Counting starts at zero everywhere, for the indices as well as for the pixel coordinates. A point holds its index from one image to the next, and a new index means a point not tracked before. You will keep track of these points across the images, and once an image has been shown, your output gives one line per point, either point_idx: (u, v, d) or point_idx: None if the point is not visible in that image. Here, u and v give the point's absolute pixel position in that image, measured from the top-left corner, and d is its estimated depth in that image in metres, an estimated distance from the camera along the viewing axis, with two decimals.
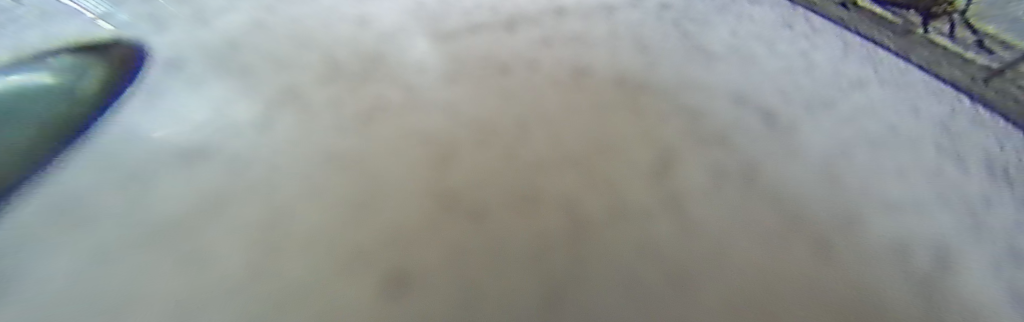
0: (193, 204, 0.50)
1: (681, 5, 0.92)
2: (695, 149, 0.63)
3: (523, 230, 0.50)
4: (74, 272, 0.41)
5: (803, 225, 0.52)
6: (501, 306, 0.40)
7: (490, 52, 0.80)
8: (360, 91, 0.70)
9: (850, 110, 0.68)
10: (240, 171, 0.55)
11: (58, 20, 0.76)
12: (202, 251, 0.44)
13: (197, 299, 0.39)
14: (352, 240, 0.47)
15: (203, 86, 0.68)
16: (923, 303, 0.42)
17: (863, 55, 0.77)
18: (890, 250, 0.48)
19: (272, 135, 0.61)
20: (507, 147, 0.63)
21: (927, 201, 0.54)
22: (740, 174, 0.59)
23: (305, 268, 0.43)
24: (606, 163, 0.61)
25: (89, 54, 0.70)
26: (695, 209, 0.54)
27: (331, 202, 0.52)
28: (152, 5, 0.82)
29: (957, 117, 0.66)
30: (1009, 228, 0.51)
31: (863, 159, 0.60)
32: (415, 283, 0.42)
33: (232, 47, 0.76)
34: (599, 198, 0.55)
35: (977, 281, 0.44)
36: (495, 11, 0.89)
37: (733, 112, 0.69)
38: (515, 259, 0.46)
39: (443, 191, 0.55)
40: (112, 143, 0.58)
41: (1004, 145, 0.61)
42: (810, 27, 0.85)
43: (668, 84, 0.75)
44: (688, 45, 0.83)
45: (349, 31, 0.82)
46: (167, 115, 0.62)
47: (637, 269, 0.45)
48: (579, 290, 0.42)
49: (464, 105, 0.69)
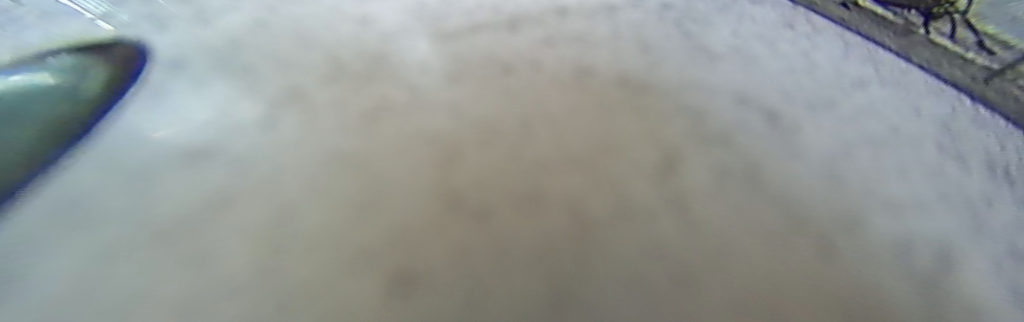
0: (194, 205, 0.50)
1: (682, 5, 0.92)
2: (697, 149, 0.63)
3: (528, 230, 0.50)
4: (77, 273, 0.41)
5: (804, 225, 0.52)
6: (506, 306, 0.40)
7: (491, 52, 0.80)
8: (363, 91, 0.70)
9: (851, 110, 0.69)
10: (240, 171, 0.55)
11: (59, 20, 0.75)
12: (205, 252, 0.44)
13: (201, 299, 0.39)
14: (356, 241, 0.47)
15: (204, 86, 0.67)
16: (925, 302, 0.42)
17: (864, 55, 0.78)
18: (890, 248, 0.48)
19: (274, 135, 0.61)
20: (511, 147, 0.63)
21: (928, 200, 0.55)
22: (742, 174, 0.59)
23: (310, 269, 0.43)
24: (607, 163, 0.61)
25: (90, 55, 0.70)
26: (698, 209, 0.54)
27: (337, 201, 0.52)
28: (153, 6, 0.82)
29: (957, 117, 0.66)
30: (1010, 227, 0.51)
31: (864, 159, 0.61)
32: (420, 282, 0.42)
33: (233, 48, 0.76)
34: (603, 198, 0.55)
35: (979, 281, 0.44)
36: (496, 11, 0.89)
37: (734, 112, 0.69)
38: (520, 259, 0.46)
39: (448, 191, 0.55)
40: (113, 143, 0.57)
41: (1004, 145, 0.62)
42: (811, 26, 0.85)
43: (670, 84, 0.75)
44: (689, 45, 0.83)
45: (349, 31, 0.82)
46: (167, 116, 0.62)
47: (642, 270, 0.45)
48: (583, 289, 0.42)
49: (466, 105, 0.69)
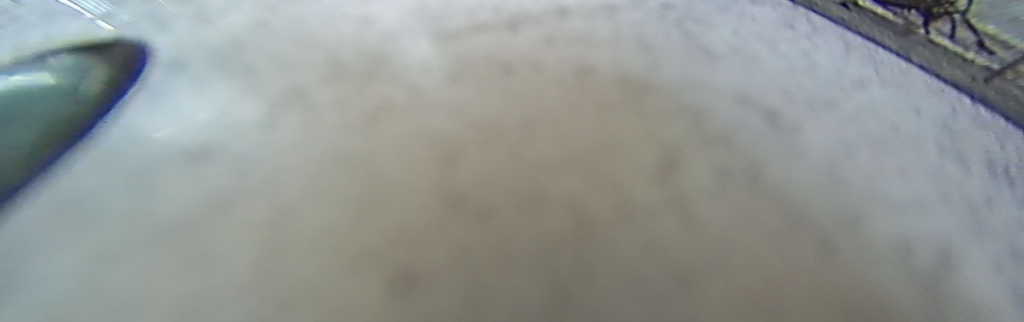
0: (194, 205, 0.50)
1: (682, 5, 0.92)
2: (699, 149, 0.63)
3: (529, 231, 0.50)
4: (75, 273, 0.40)
5: (805, 224, 0.52)
6: (507, 307, 0.40)
7: (492, 52, 0.80)
8: (363, 91, 0.70)
9: (851, 111, 0.69)
10: (240, 171, 0.55)
11: (58, 21, 0.75)
12: (205, 252, 0.44)
13: (201, 299, 0.39)
14: (359, 240, 0.47)
15: (205, 86, 0.67)
16: (924, 301, 0.43)
17: (865, 55, 0.78)
18: (892, 247, 0.49)
19: (274, 135, 0.61)
20: (512, 147, 0.63)
21: (929, 200, 0.55)
22: (743, 175, 0.59)
23: (313, 268, 0.43)
24: (609, 163, 0.61)
25: (91, 54, 0.70)
26: (698, 209, 0.54)
27: (337, 201, 0.52)
28: (151, 5, 0.82)
29: (957, 117, 0.67)
30: (1009, 227, 0.51)
31: (865, 159, 0.61)
32: (422, 282, 0.42)
33: (233, 48, 0.76)
34: (604, 198, 0.55)
35: (980, 281, 0.45)
36: (496, 11, 0.88)
37: (735, 112, 0.69)
38: (521, 259, 0.46)
39: (448, 191, 0.55)
40: (114, 143, 0.57)
41: (1004, 145, 0.62)
42: (812, 26, 0.85)
43: (670, 85, 0.75)
44: (690, 45, 0.83)
45: (350, 31, 0.81)
46: (167, 116, 0.62)
47: (643, 270, 0.45)
48: (584, 288, 0.42)
49: (467, 104, 0.69)
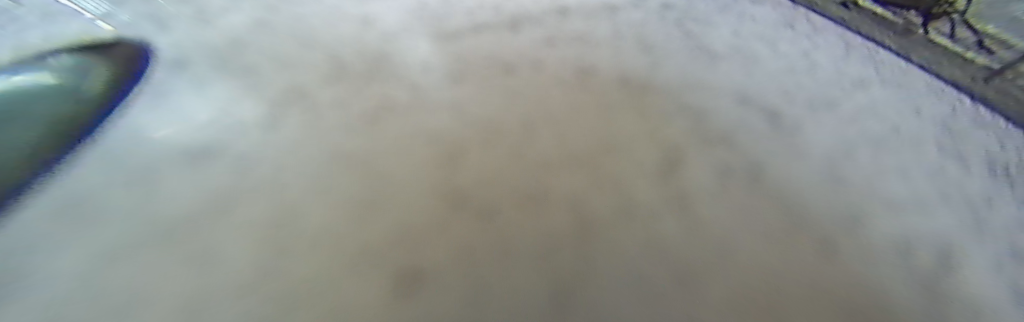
0: (194, 205, 0.50)
1: (683, 5, 0.92)
2: (699, 149, 0.63)
3: (529, 230, 0.50)
4: (76, 273, 0.40)
5: (805, 224, 0.52)
6: (508, 306, 0.40)
7: (492, 52, 0.80)
8: (364, 91, 0.70)
9: (851, 111, 0.69)
10: (240, 171, 0.55)
11: (58, 20, 0.75)
12: (205, 251, 0.44)
13: (202, 299, 0.39)
14: (359, 239, 0.47)
15: (205, 86, 0.67)
16: (925, 301, 0.43)
17: (865, 55, 0.78)
18: (893, 247, 0.49)
19: (275, 135, 0.61)
20: (512, 147, 0.63)
21: (929, 200, 0.55)
22: (744, 175, 0.59)
23: (313, 268, 0.43)
24: (609, 162, 0.61)
25: (92, 54, 0.70)
26: (698, 209, 0.54)
27: (337, 201, 0.52)
28: (151, 5, 0.82)
29: (957, 117, 0.67)
30: (1009, 227, 0.51)
31: (866, 159, 0.61)
32: (422, 282, 0.42)
33: (233, 47, 0.76)
34: (604, 198, 0.55)
35: (981, 281, 0.44)
36: (497, 11, 0.88)
37: (735, 112, 0.69)
38: (521, 258, 0.46)
39: (449, 191, 0.55)
40: (113, 143, 0.57)
41: (1004, 145, 0.62)
42: (812, 26, 0.85)
43: (671, 84, 0.75)
44: (690, 45, 0.83)
45: (350, 31, 0.81)
46: (167, 116, 0.62)
47: (643, 269, 0.46)
48: (584, 288, 0.42)
49: (468, 104, 0.69)
